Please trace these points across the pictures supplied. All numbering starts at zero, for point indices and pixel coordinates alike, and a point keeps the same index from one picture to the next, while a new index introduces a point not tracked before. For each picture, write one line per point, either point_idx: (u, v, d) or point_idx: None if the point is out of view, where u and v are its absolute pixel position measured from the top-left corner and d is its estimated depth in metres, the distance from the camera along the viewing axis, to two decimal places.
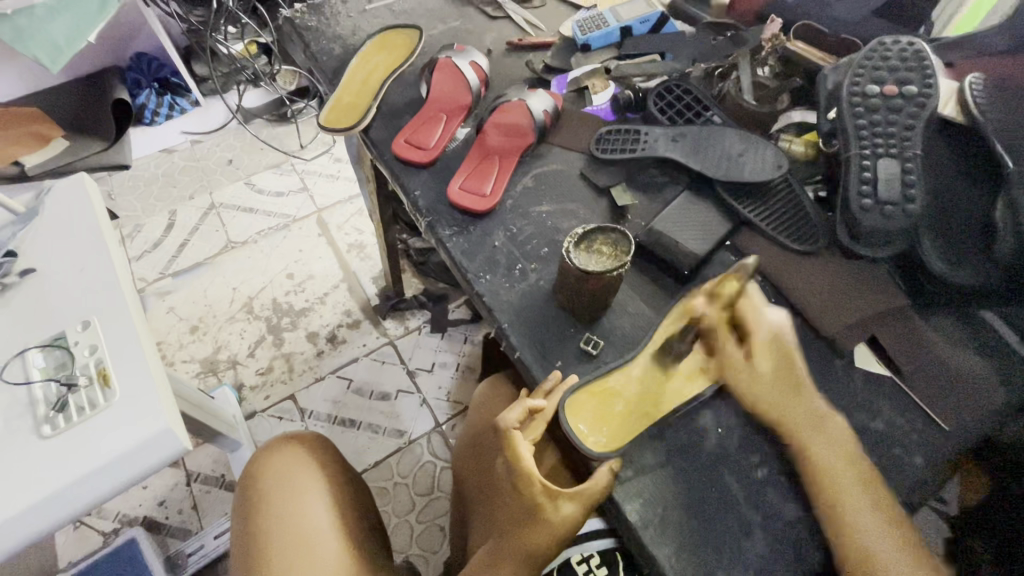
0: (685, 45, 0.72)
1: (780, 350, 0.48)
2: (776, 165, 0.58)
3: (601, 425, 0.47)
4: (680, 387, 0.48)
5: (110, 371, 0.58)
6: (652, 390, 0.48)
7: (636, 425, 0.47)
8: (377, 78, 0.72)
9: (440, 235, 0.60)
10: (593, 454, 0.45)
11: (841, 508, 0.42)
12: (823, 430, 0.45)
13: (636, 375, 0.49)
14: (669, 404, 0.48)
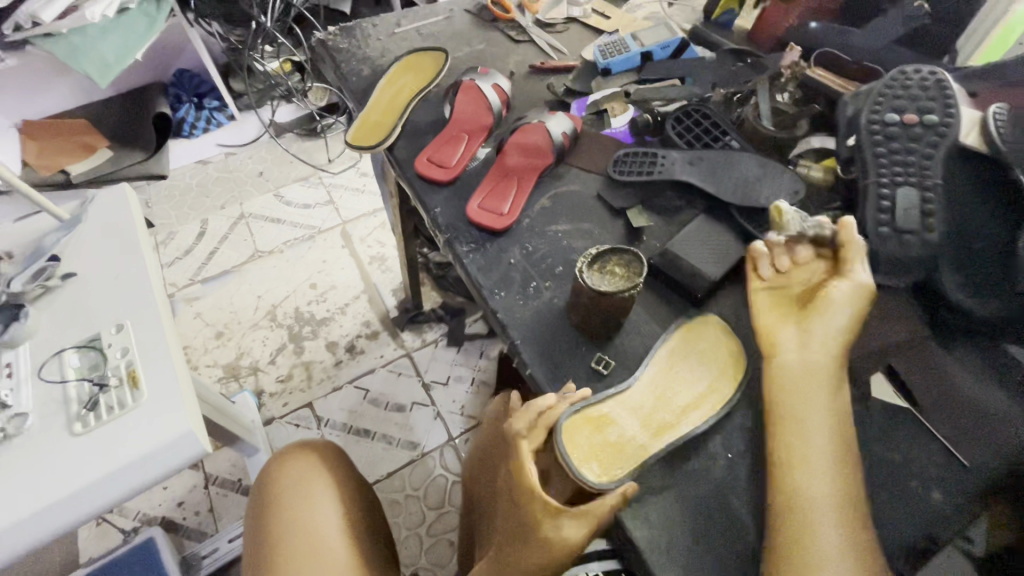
0: (704, 71, 0.73)
1: (858, 311, 0.47)
2: (793, 191, 0.59)
3: (595, 452, 0.46)
4: (683, 411, 0.48)
5: (139, 373, 0.61)
6: (649, 419, 0.48)
7: (630, 457, 0.46)
8: (403, 98, 0.75)
9: (457, 251, 0.61)
10: (590, 483, 0.44)
11: (795, 461, 0.42)
12: (826, 391, 0.45)
13: (631, 403, 0.49)
14: (671, 434, 0.47)
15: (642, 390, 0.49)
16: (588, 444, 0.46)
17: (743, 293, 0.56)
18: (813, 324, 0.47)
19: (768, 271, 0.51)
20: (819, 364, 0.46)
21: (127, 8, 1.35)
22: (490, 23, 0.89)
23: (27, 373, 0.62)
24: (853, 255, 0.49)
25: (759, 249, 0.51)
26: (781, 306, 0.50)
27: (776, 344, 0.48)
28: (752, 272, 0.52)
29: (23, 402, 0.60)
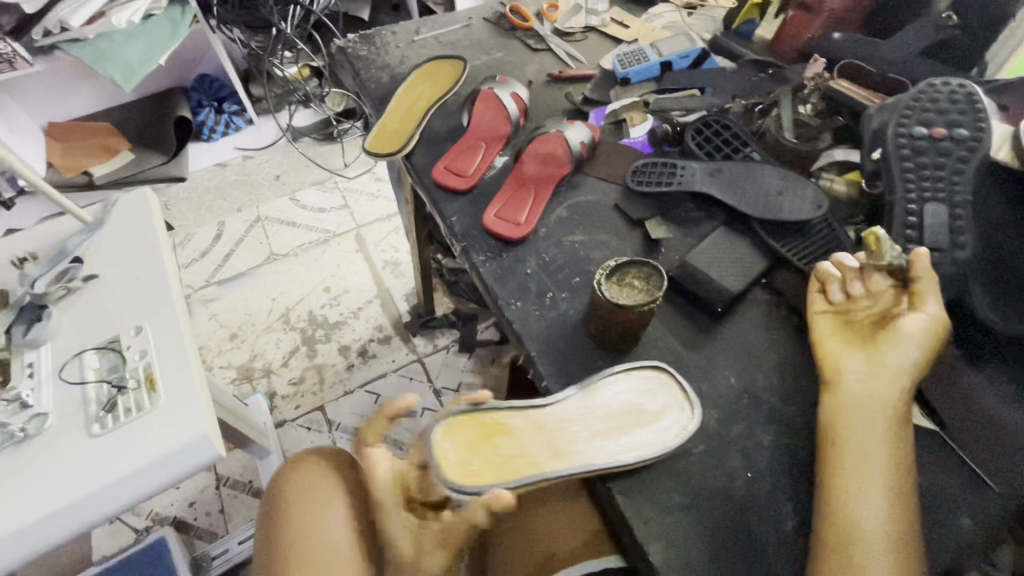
0: (725, 80, 0.72)
1: (931, 347, 0.45)
2: (816, 205, 0.58)
3: (473, 456, 0.45)
4: (579, 435, 0.47)
5: (156, 376, 0.61)
6: (550, 440, 0.47)
7: (501, 471, 0.44)
8: (421, 106, 0.76)
9: (473, 260, 0.61)
10: (447, 480, 0.43)
11: (848, 500, 0.41)
12: (891, 428, 0.43)
13: (537, 422, 0.48)
14: (559, 457, 0.46)
15: (571, 409, 0.48)
16: (473, 446, 0.46)
17: (764, 308, 0.56)
18: (883, 356, 0.45)
19: (838, 295, 0.50)
20: (888, 399, 0.44)
21: (151, 14, 1.38)
22: (508, 31, 0.89)
23: (47, 374, 0.63)
24: (928, 287, 0.47)
25: (830, 271, 0.50)
26: (848, 334, 0.48)
27: (842, 372, 0.46)
28: (820, 295, 0.51)
29: (43, 402, 0.60)
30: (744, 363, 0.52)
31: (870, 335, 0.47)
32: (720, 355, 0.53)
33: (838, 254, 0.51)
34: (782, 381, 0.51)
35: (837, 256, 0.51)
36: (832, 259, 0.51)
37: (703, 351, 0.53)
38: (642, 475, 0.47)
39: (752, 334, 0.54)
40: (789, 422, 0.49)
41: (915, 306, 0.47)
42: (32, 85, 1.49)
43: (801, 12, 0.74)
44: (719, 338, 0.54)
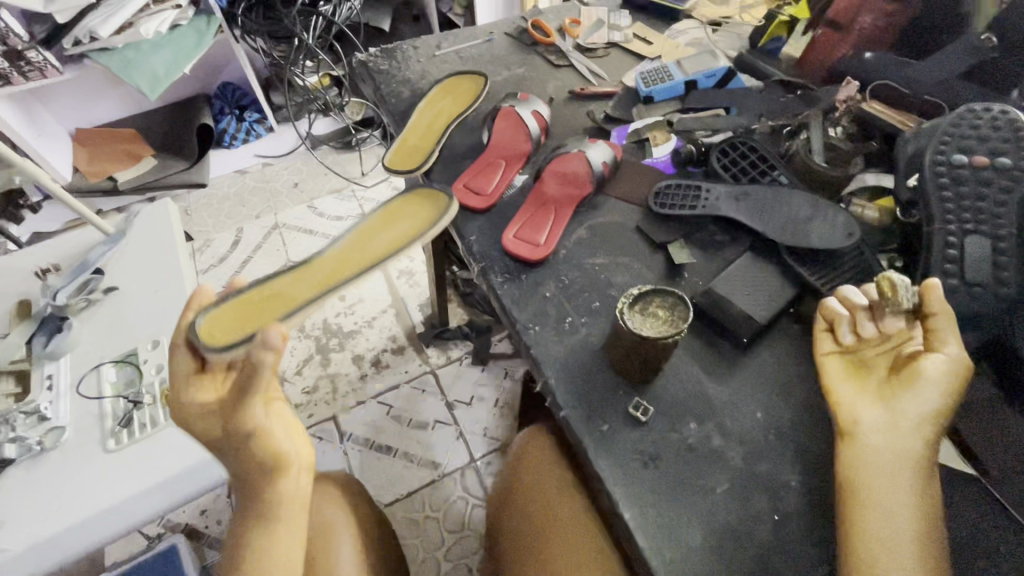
0: (751, 100, 0.71)
1: (954, 391, 0.42)
2: (847, 233, 0.55)
3: (240, 323, 0.54)
4: (351, 264, 0.59)
5: (170, 395, 0.63)
6: (315, 285, 0.57)
7: (268, 312, 0.55)
8: (441, 122, 0.75)
9: (491, 281, 0.60)
10: (218, 348, 0.52)
11: (875, 564, 0.38)
12: (915, 483, 0.40)
13: (298, 277, 0.58)
14: (338, 279, 0.57)
15: (324, 259, 0.59)
16: (239, 318, 0.54)
17: (792, 340, 0.54)
18: (901, 403, 0.42)
19: (848, 336, 0.48)
20: (909, 451, 0.41)
21: (178, 25, 1.41)
22: (529, 46, 0.89)
23: (66, 387, 0.64)
24: (947, 324, 0.43)
25: (838, 311, 0.48)
26: (861, 378, 0.46)
27: (856, 419, 0.43)
28: (828, 334, 0.49)
29: (60, 415, 0.62)
30: (770, 397, 0.50)
31: (886, 379, 0.45)
32: (746, 388, 0.51)
33: (844, 290, 0.49)
34: (809, 416, 0.49)
35: (845, 293, 0.48)
36: (839, 295, 0.49)
37: (727, 383, 0.51)
38: (666, 514, 0.45)
39: (778, 367, 0.52)
40: (819, 460, 0.47)
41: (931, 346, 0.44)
42: (63, 92, 1.52)
43: (830, 30, 0.73)
44: (744, 369, 0.52)
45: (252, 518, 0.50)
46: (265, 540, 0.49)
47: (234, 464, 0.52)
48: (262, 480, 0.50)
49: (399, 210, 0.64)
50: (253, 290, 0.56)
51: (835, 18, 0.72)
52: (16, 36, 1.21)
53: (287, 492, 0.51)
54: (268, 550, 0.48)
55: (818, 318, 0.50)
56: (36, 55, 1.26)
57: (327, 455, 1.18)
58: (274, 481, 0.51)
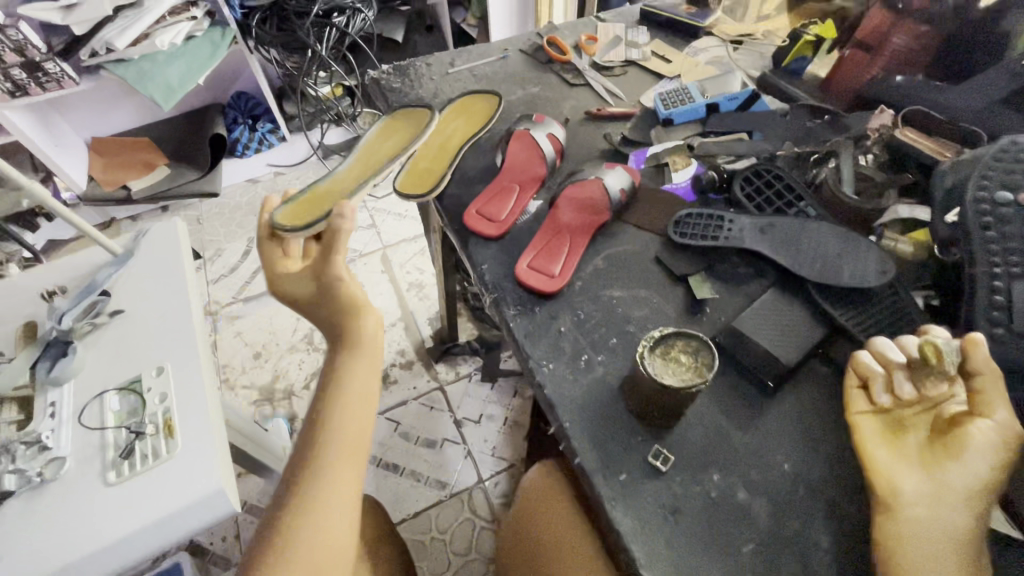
0: (776, 125, 0.68)
1: (1004, 466, 0.39)
2: (880, 271, 0.53)
3: (305, 210, 0.65)
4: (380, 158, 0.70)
5: (174, 423, 0.60)
6: (356, 174, 0.69)
7: (325, 201, 0.66)
8: (455, 143, 0.73)
9: (503, 313, 0.58)
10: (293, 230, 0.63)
11: None
12: (962, 564, 0.37)
13: (339, 176, 0.69)
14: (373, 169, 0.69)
15: (353, 162, 0.71)
16: (310, 205, 0.65)
17: (822, 385, 0.51)
18: (947, 474, 0.39)
19: (884, 396, 0.45)
20: (955, 526, 0.38)
21: (193, 36, 1.40)
22: (545, 63, 0.87)
23: (69, 415, 0.62)
24: (995, 393, 0.41)
25: (874, 369, 0.45)
26: (899, 442, 0.43)
27: (896, 489, 0.40)
28: (861, 393, 0.46)
29: (61, 445, 0.59)
30: (800, 446, 0.47)
31: (926, 444, 0.42)
32: (774, 436, 0.48)
33: (879, 342, 0.46)
34: (838, 469, 0.46)
35: (881, 348, 0.46)
36: (873, 349, 0.46)
37: (752, 430, 0.48)
38: (687, 573, 0.42)
39: (807, 413, 0.49)
40: (851, 519, 0.44)
41: (977, 413, 0.41)
42: (80, 102, 1.53)
43: (857, 50, 0.71)
44: (771, 415, 0.49)
45: (342, 351, 0.56)
46: (353, 370, 0.55)
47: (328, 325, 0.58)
48: (347, 321, 0.57)
49: (397, 123, 0.75)
50: (307, 194, 0.67)
51: (863, 40, 0.70)
52: (34, 48, 1.22)
53: (369, 331, 0.57)
54: (356, 378, 0.55)
55: (850, 373, 0.47)
56: (53, 67, 1.26)
57: None
58: (357, 319, 0.57)
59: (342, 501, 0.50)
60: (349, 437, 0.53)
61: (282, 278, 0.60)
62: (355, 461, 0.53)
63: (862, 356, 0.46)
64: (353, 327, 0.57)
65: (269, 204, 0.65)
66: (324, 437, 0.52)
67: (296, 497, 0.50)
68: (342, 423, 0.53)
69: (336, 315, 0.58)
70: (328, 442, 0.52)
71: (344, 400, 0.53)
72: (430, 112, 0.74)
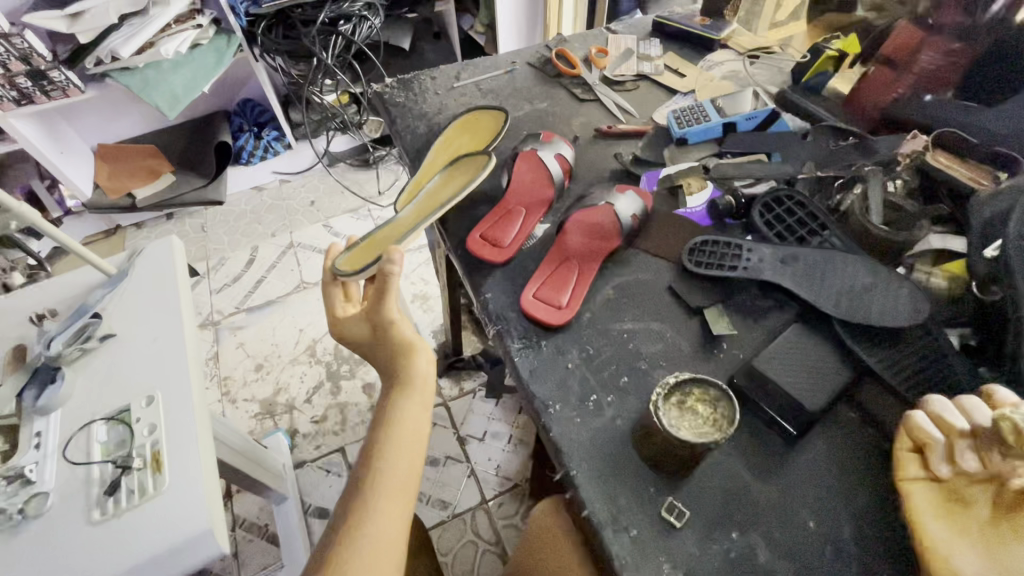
0: (798, 146, 0.65)
1: None
2: (913, 309, 0.49)
3: (366, 254, 0.62)
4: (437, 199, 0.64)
5: (163, 456, 0.57)
6: (410, 219, 0.63)
7: (382, 245, 0.62)
8: (474, 165, 0.65)
9: (507, 346, 0.55)
10: (348, 275, 0.60)
11: None
12: None
13: (397, 222, 0.64)
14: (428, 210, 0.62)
15: (410, 209, 0.65)
16: (368, 250, 0.62)
17: (849, 432, 0.47)
18: (1010, 559, 0.36)
19: (943, 466, 0.41)
20: None
21: (199, 44, 1.38)
22: (553, 77, 0.84)
23: (54, 446, 0.59)
24: None
25: (930, 434, 0.42)
26: (957, 517, 0.39)
27: (951, 572, 0.37)
28: (914, 457, 0.43)
29: (46, 479, 0.57)
30: (825, 500, 0.44)
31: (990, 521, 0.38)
32: (796, 489, 0.45)
33: (936, 403, 0.43)
34: (867, 527, 0.43)
35: (936, 411, 0.42)
36: (929, 411, 0.43)
37: (774, 481, 0.45)
38: None
39: (833, 463, 0.46)
40: None
41: None
42: (87, 109, 1.51)
43: (885, 67, 0.66)
44: (794, 465, 0.46)
45: (392, 392, 0.54)
46: (403, 412, 0.53)
47: (382, 366, 0.57)
48: (398, 360, 0.55)
49: (458, 169, 0.67)
50: (367, 239, 0.64)
51: (891, 56, 0.66)
52: (39, 56, 1.19)
53: (420, 371, 0.55)
54: (408, 422, 0.52)
55: (903, 435, 0.44)
56: (58, 75, 1.24)
57: (334, 490, 1.13)
58: (409, 358, 0.55)
59: (385, 556, 0.47)
60: (397, 485, 0.50)
61: (340, 323, 0.59)
62: (402, 511, 0.50)
63: (917, 417, 0.43)
64: (404, 366, 0.55)
65: (332, 249, 0.64)
66: (371, 483, 0.50)
67: (338, 547, 0.47)
68: (391, 469, 0.50)
69: (389, 353, 0.56)
70: (376, 490, 0.49)
71: (395, 444, 0.51)
72: (488, 158, 0.65)
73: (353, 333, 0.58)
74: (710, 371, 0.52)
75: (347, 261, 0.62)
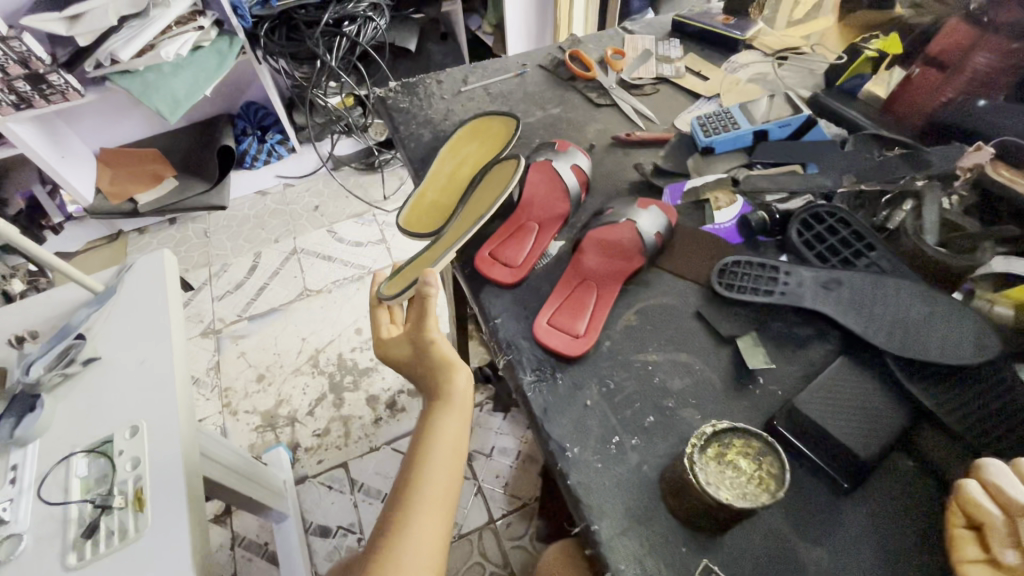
0: (836, 157, 0.59)
1: None
2: (978, 343, 0.44)
3: (411, 275, 0.58)
4: (478, 212, 0.59)
5: (146, 494, 0.53)
6: (453, 236, 0.59)
7: (425, 264, 0.58)
8: (508, 167, 0.61)
9: (519, 379, 0.50)
10: (393, 299, 0.56)
11: None
12: None
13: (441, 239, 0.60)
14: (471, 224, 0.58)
15: (452, 223, 0.61)
16: (411, 270, 0.58)
17: (906, 484, 0.42)
18: None
19: (1008, 550, 0.34)
20: None
21: (200, 46, 1.32)
22: (566, 80, 0.79)
23: (30, 481, 0.55)
24: None
25: (989, 512, 0.36)
26: None
27: None
28: (972, 536, 0.37)
29: (20, 520, 0.52)
30: (880, 563, 0.39)
31: None
32: (848, 549, 0.39)
33: (990, 470, 0.37)
34: None
35: (996, 482, 0.36)
36: (983, 480, 0.37)
37: (823, 542, 0.40)
38: None
39: (890, 518, 0.40)
40: None
41: None
42: (88, 111, 1.46)
43: (929, 68, 0.61)
44: (845, 523, 0.40)
45: (431, 407, 0.50)
46: (442, 427, 0.48)
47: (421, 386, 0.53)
48: (436, 373, 0.51)
49: (500, 171, 0.62)
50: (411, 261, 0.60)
51: (937, 56, 0.60)
52: (38, 59, 1.14)
53: (460, 386, 0.50)
54: (447, 439, 0.48)
55: (956, 509, 0.38)
56: (57, 79, 1.19)
57: (337, 507, 1.09)
58: (447, 372, 0.50)
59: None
60: (434, 509, 0.45)
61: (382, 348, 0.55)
62: (438, 539, 0.44)
63: (968, 487, 0.37)
64: (444, 380, 0.50)
65: (378, 276, 0.61)
66: (405, 505, 0.45)
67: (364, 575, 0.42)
68: (428, 491, 0.45)
69: (427, 367, 0.52)
70: (411, 513, 0.44)
71: (431, 463, 0.46)
72: (518, 159, 0.60)
73: (392, 351, 0.54)
74: (746, 410, 0.47)
75: (394, 285, 0.58)
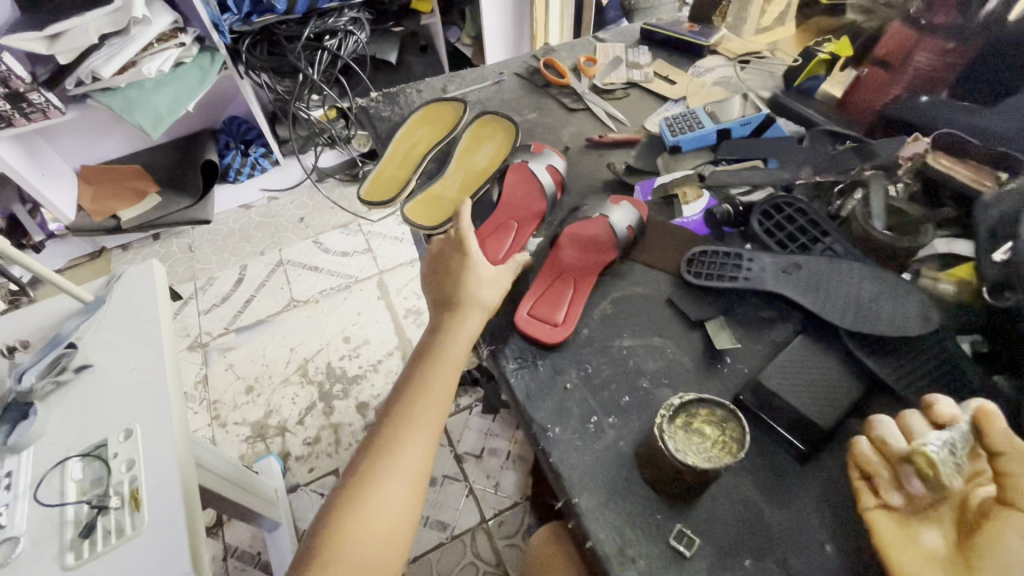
0: (794, 152, 0.63)
1: None
2: (923, 316, 0.48)
3: (433, 207, 0.68)
4: (483, 162, 0.71)
5: (141, 494, 0.54)
6: (465, 181, 0.70)
7: (442, 204, 0.68)
8: (498, 126, 0.74)
9: (502, 367, 0.52)
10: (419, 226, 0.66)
11: None
12: None
13: (451, 182, 0.70)
14: (483, 172, 0.70)
15: (458, 166, 0.71)
16: (435, 208, 0.68)
17: None
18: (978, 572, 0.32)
19: (894, 493, 0.38)
20: None
21: (182, 62, 1.33)
22: (542, 88, 0.82)
23: (25, 486, 0.56)
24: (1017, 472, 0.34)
25: (879, 463, 0.39)
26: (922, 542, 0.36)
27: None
28: (867, 486, 0.40)
29: (16, 524, 0.53)
30: (838, 520, 0.42)
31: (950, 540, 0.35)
32: (809, 509, 0.43)
33: (878, 425, 0.40)
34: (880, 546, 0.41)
35: (881, 436, 0.40)
36: (872, 436, 0.40)
37: (786, 504, 0.43)
38: None
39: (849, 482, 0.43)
40: None
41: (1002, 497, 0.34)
42: (67, 129, 1.46)
43: (877, 68, 0.66)
44: (802, 487, 0.43)
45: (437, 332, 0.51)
46: (444, 347, 0.49)
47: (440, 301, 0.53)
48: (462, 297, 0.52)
49: (479, 134, 0.74)
50: (427, 197, 0.69)
51: (885, 58, 0.65)
52: (19, 78, 1.14)
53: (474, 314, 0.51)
54: (450, 363, 0.49)
55: (851, 464, 0.41)
56: (38, 97, 1.19)
57: None
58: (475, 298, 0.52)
59: (402, 494, 0.43)
60: (430, 426, 0.46)
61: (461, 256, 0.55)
62: (428, 453, 0.45)
63: (859, 443, 0.40)
64: (472, 301, 0.51)
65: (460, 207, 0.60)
66: (401, 409, 0.46)
67: (357, 475, 0.43)
68: (424, 409, 0.46)
69: (450, 289, 0.53)
70: (406, 426, 0.45)
71: (432, 380, 0.48)
72: (515, 124, 0.73)
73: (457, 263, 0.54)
74: (714, 387, 0.50)
75: (414, 209, 0.68)
